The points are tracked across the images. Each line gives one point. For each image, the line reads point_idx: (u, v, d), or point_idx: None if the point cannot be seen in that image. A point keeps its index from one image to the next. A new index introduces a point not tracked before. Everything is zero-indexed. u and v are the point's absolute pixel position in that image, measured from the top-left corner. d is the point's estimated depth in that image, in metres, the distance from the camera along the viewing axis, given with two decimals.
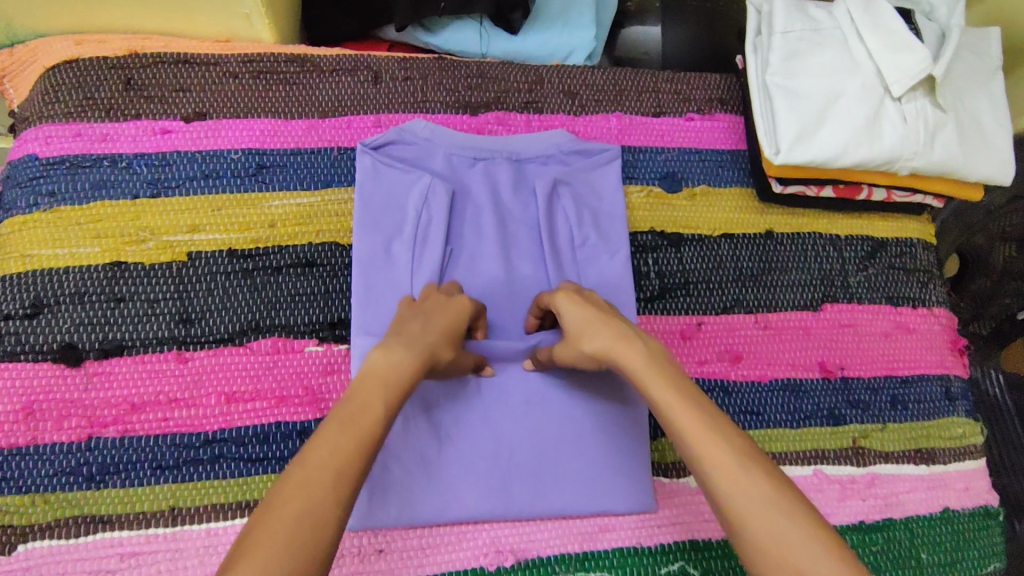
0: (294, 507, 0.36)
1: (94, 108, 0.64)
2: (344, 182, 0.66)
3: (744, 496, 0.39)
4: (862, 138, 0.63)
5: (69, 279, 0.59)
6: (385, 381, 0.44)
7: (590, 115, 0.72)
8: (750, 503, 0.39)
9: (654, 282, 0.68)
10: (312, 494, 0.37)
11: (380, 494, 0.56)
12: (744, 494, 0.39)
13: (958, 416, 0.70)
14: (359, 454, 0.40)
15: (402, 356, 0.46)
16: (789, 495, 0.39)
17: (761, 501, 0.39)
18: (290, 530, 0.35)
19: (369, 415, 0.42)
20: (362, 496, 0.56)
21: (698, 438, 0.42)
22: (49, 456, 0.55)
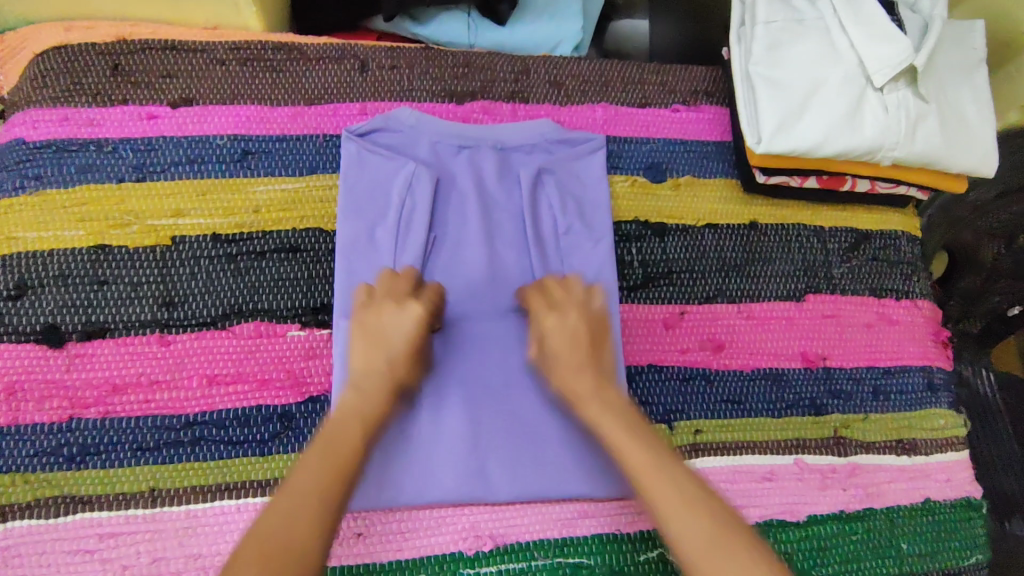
0: (276, 529, 0.41)
1: (81, 93, 0.65)
2: (329, 169, 0.66)
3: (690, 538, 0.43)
4: (843, 128, 0.63)
5: (53, 262, 0.59)
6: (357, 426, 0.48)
7: (576, 105, 0.73)
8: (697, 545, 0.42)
9: (637, 271, 0.68)
10: (296, 519, 0.42)
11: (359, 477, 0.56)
12: (689, 535, 0.43)
13: (941, 408, 0.70)
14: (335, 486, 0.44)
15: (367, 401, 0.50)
16: (732, 534, 0.42)
17: (706, 542, 0.42)
18: (277, 547, 0.41)
19: (345, 447, 0.47)
20: None
21: (652, 484, 0.45)
22: (31, 436, 0.55)
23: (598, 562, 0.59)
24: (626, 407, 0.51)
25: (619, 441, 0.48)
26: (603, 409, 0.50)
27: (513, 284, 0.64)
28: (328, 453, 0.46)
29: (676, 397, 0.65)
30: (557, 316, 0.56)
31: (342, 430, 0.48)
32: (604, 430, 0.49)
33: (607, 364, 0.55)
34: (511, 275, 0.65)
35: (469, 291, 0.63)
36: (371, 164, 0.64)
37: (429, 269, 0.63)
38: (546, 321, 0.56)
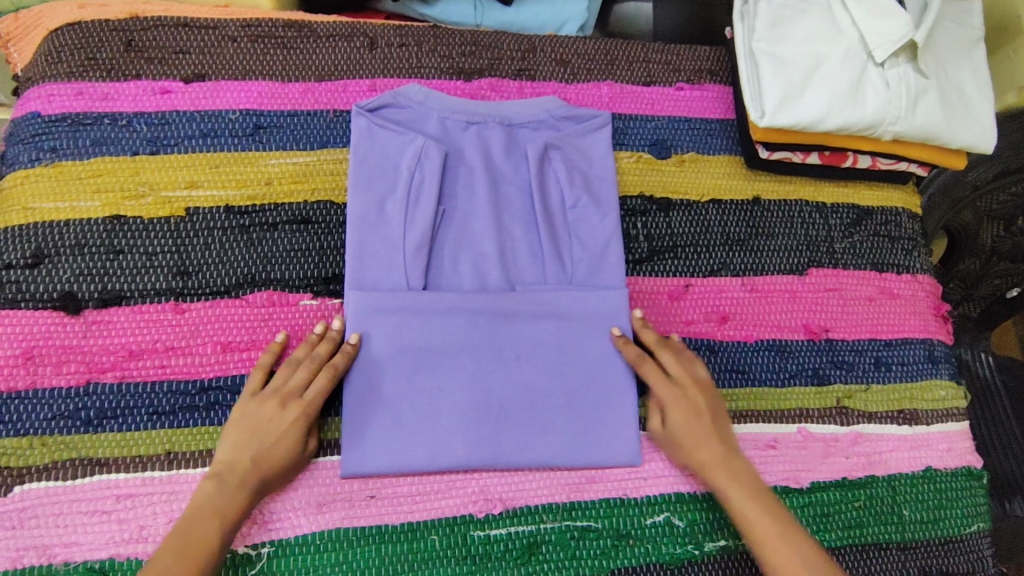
0: None
1: (96, 68, 0.66)
2: (340, 143, 0.67)
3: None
4: (845, 102, 0.65)
5: (69, 231, 0.60)
6: (217, 516, 0.51)
7: (582, 83, 0.74)
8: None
9: (643, 245, 0.69)
10: None
11: (369, 442, 0.57)
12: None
13: (942, 379, 0.71)
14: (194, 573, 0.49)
15: (234, 493, 0.53)
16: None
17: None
18: None
19: (206, 542, 0.51)
20: (349, 444, 0.57)
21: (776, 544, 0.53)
22: (48, 400, 0.56)
23: (605, 526, 0.59)
24: (741, 461, 0.58)
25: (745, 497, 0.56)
26: (727, 462, 0.58)
27: (520, 256, 0.66)
28: (190, 538, 0.50)
29: None
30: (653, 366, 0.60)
31: (204, 515, 0.51)
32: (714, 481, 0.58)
33: (722, 421, 0.60)
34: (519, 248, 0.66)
35: (477, 263, 0.64)
36: (382, 138, 0.65)
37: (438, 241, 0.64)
38: (652, 372, 0.60)
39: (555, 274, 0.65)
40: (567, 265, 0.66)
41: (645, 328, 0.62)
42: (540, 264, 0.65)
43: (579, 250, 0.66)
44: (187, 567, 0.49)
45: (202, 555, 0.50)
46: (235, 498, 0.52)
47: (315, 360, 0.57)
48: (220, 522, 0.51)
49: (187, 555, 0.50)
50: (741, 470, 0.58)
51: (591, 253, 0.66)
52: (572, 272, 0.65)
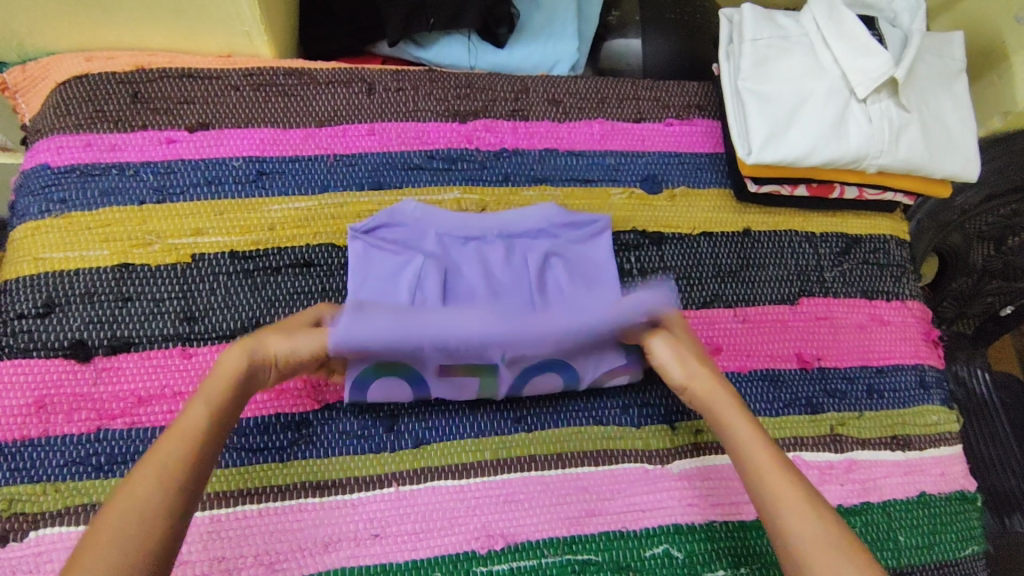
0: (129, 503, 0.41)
1: (103, 120, 0.68)
2: (340, 186, 0.69)
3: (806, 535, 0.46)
4: (829, 138, 0.67)
5: (80, 280, 0.62)
6: (211, 401, 0.47)
7: (573, 121, 0.76)
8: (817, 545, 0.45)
9: (637, 278, 0.71)
10: (151, 476, 0.43)
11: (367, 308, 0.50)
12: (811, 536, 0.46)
13: (935, 404, 0.72)
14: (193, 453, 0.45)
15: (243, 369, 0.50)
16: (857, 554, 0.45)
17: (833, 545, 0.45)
18: (140, 509, 0.41)
19: (194, 425, 0.46)
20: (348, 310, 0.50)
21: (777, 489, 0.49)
22: (61, 447, 0.58)
23: (605, 559, 0.60)
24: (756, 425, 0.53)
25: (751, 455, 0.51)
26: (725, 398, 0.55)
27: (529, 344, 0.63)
28: (181, 424, 0.46)
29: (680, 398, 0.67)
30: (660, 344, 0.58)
31: (168, 442, 0.45)
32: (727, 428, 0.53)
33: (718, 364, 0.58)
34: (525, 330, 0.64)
35: (483, 353, 0.63)
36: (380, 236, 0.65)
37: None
38: (660, 348, 0.58)
39: (564, 358, 0.64)
40: (576, 349, 0.64)
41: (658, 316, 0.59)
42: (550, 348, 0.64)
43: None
44: (192, 443, 0.45)
45: (200, 434, 0.46)
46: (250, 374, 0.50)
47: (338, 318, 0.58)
48: (209, 409, 0.47)
49: (154, 474, 0.43)
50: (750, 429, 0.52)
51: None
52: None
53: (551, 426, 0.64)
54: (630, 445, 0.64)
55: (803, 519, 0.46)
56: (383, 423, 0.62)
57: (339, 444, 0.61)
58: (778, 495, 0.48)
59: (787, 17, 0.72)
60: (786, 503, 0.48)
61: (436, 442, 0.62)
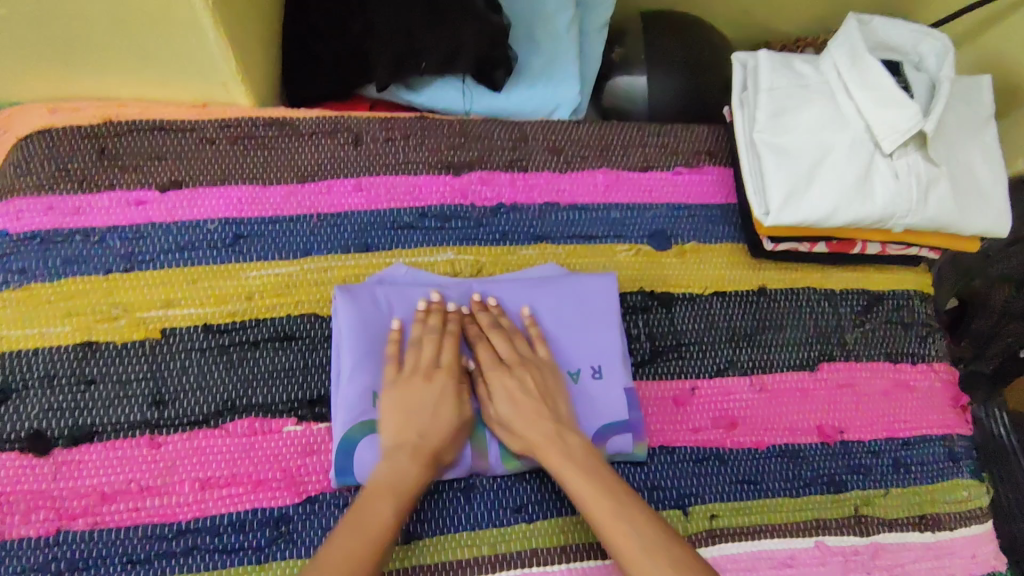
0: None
1: (67, 179, 0.62)
2: (324, 250, 0.64)
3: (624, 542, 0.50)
4: (854, 197, 0.62)
5: (38, 361, 0.57)
6: (395, 492, 0.52)
7: (576, 171, 0.71)
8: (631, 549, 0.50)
9: (645, 345, 0.65)
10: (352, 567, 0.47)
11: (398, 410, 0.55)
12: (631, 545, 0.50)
13: (964, 477, 0.68)
14: (378, 543, 0.49)
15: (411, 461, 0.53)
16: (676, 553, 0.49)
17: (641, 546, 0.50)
18: None
19: (377, 518, 0.50)
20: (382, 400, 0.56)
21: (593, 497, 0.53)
22: (16, 553, 0.52)
23: None
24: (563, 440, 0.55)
25: (565, 473, 0.54)
26: (515, 416, 0.56)
27: None
28: (365, 518, 0.50)
29: (692, 481, 0.62)
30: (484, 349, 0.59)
31: (353, 540, 0.49)
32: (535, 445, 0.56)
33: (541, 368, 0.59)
34: None
35: (480, 426, 0.58)
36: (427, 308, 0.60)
37: None
38: (486, 360, 0.59)
39: None
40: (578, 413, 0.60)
41: (481, 309, 0.61)
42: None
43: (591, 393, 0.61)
44: (370, 541, 0.49)
45: (378, 534, 0.50)
46: (413, 464, 0.53)
47: (431, 331, 0.59)
48: (393, 506, 0.51)
49: (361, 540, 0.49)
50: (569, 444, 0.55)
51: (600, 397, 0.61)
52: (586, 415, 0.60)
53: (554, 514, 0.59)
54: None
55: (627, 532, 0.51)
56: None
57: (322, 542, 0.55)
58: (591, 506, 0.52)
59: (805, 62, 0.67)
60: (601, 517, 0.52)
61: (429, 535, 0.57)
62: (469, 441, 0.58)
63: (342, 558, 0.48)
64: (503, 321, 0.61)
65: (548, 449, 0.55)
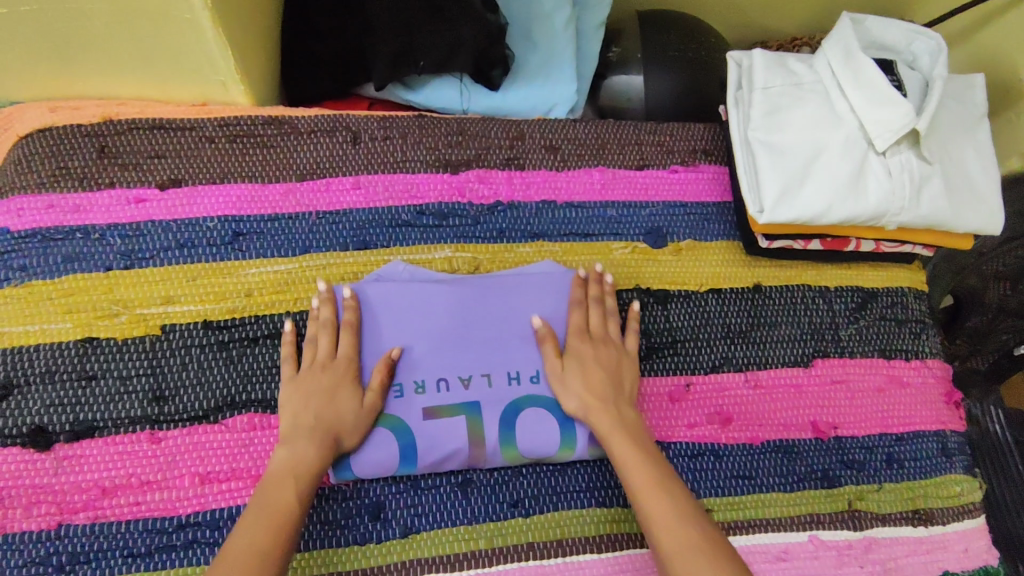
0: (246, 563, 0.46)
1: (68, 177, 0.63)
2: (323, 247, 0.65)
3: (657, 508, 0.51)
4: (847, 194, 0.62)
5: (40, 358, 0.58)
6: (293, 475, 0.52)
7: (573, 170, 0.71)
8: (662, 516, 0.51)
9: (641, 341, 0.66)
10: (257, 544, 0.47)
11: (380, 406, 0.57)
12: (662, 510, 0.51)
13: (957, 473, 0.68)
14: (285, 521, 0.49)
15: (309, 446, 0.53)
16: (703, 528, 0.50)
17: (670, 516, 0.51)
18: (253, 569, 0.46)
19: (280, 500, 0.50)
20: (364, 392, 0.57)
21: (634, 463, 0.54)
22: (18, 546, 0.53)
23: None
24: (619, 411, 0.58)
25: (614, 440, 0.56)
26: (583, 380, 0.59)
27: (515, 397, 0.59)
28: (268, 505, 0.50)
29: (687, 476, 0.62)
30: (579, 315, 0.62)
31: (257, 525, 0.49)
32: (591, 410, 0.58)
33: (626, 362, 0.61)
34: (520, 395, 0.60)
35: (478, 423, 0.58)
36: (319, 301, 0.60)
37: (436, 401, 0.58)
38: (573, 322, 0.62)
39: (564, 424, 0.59)
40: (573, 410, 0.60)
41: (590, 282, 0.64)
42: (548, 410, 0.60)
43: None
44: (273, 523, 0.49)
45: (284, 519, 0.49)
46: (310, 449, 0.53)
47: (321, 324, 0.59)
48: (297, 488, 0.51)
49: (265, 524, 0.49)
50: (625, 418, 0.58)
51: None
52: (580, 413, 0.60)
53: (550, 509, 0.59)
54: (635, 529, 0.60)
55: (662, 499, 0.52)
56: (368, 510, 0.57)
57: (321, 536, 0.56)
58: (632, 471, 0.54)
59: (800, 61, 0.68)
60: (640, 483, 0.53)
61: (426, 529, 0.57)
62: (467, 438, 0.58)
63: (248, 542, 0.47)
64: (502, 318, 0.61)
65: (602, 414, 0.57)
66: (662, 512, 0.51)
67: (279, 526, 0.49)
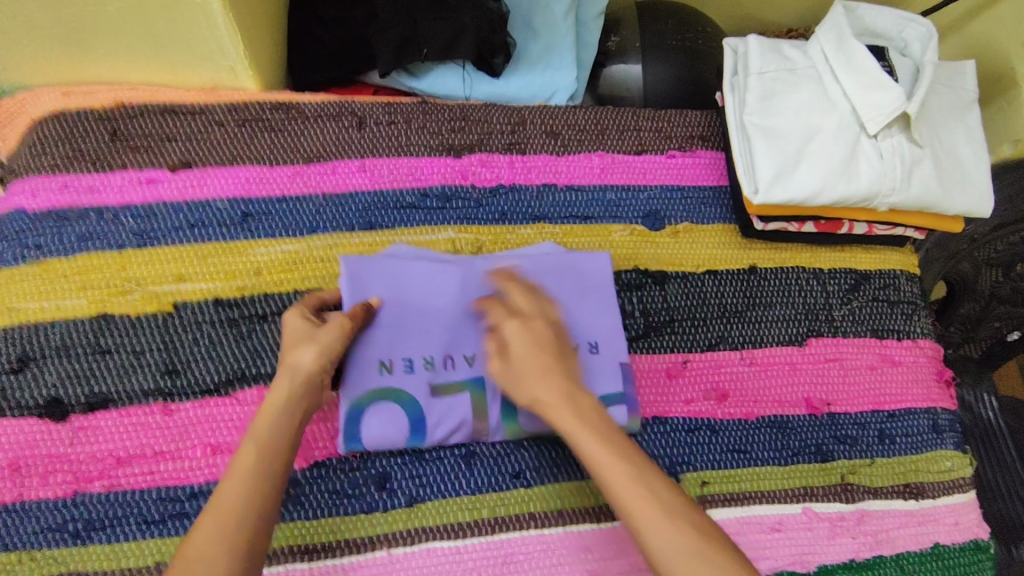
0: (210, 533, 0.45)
1: (82, 159, 0.65)
2: (329, 228, 0.66)
3: (663, 539, 0.47)
4: (839, 176, 0.64)
5: (56, 332, 0.60)
6: (263, 430, 0.50)
7: (573, 154, 0.73)
8: (671, 546, 0.47)
9: (640, 320, 0.68)
10: (223, 508, 0.46)
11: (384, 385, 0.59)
12: (668, 540, 0.47)
13: (947, 448, 0.70)
14: (255, 480, 0.48)
15: (280, 399, 0.51)
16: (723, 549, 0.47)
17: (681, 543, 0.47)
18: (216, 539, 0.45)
19: (248, 456, 0.49)
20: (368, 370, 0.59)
21: (626, 484, 0.49)
22: (35, 513, 0.55)
23: None
24: (599, 423, 0.53)
25: (600, 462, 0.51)
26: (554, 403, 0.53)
27: None
28: (236, 465, 0.49)
29: (684, 450, 0.64)
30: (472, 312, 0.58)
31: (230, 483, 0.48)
32: (570, 432, 0.53)
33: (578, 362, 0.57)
34: None
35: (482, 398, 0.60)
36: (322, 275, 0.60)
37: (441, 377, 0.60)
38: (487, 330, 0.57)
39: None
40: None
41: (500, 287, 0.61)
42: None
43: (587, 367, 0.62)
44: (242, 480, 0.48)
45: (251, 476, 0.48)
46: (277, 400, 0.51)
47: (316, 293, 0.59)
48: (265, 441, 0.50)
49: (238, 482, 0.47)
50: (599, 428, 0.53)
51: (596, 370, 0.62)
52: None
53: (552, 481, 0.61)
54: None
55: (666, 526, 0.47)
56: (374, 481, 0.59)
57: (329, 504, 0.58)
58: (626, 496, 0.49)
59: (794, 47, 0.70)
60: (639, 509, 0.48)
61: (431, 499, 0.59)
62: (472, 411, 0.60)
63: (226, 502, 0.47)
64: None
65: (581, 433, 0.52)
66: (670, 540, 0.47)
67: (251, 485, 0.47)
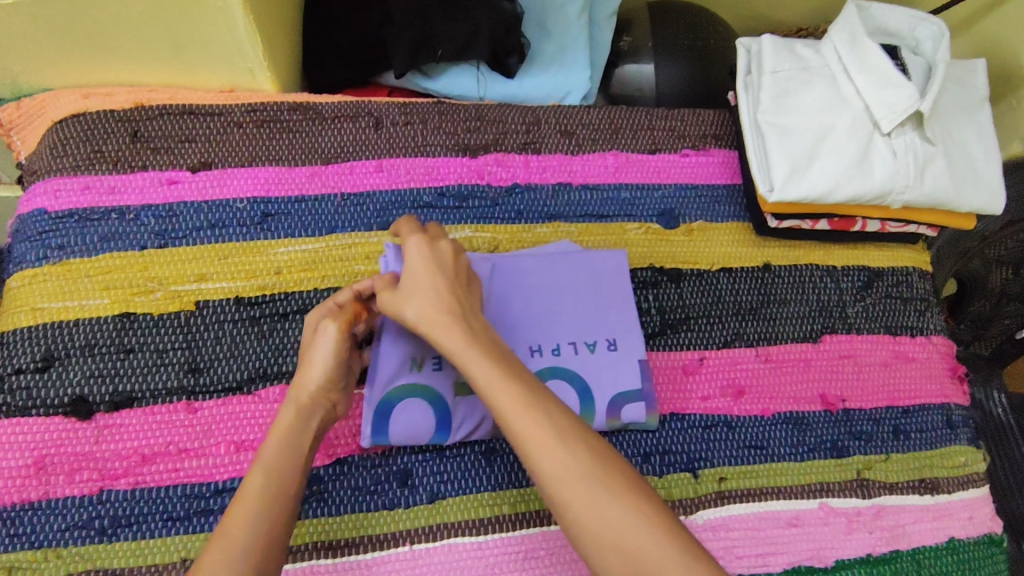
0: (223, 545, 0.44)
1: (103, 161, 0.65)
2: (347, 228, 0.67)
3: (594, 516, 0.43)
4: (852, 174, 0.65)
5: (80, 331, 0.60)
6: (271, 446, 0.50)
7: (587, 154, 0.74)
8: (601, 523, 0.42)
9: (656, 318, 0.68)
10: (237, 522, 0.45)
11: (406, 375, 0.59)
12: (596, 513, 0.43)
13: (961, 444, 0.71)
14: (265, 495, 0.47)
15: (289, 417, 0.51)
16: (658, 519, 0.43)
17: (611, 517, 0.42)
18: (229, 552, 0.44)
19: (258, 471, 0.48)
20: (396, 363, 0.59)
21: (550, 450, 0.44)
22: (61, 511, 0.55)
23: None
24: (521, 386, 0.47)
25: (522, 424, 0.45)
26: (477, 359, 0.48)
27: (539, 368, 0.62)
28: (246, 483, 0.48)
29: (701, 446, 0.65)
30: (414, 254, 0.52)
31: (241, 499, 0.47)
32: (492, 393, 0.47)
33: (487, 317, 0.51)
34: (543, 366, 0.62)
35: None
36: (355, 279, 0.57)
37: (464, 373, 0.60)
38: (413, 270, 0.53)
39: (583, 394, 0.62)
40: (592, 381, 0.62)
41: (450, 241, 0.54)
42: (569, 381, 0.62)
43: (606, 364, 0.63)
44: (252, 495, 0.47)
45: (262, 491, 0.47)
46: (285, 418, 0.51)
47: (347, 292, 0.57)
48: (274, 455, 0.49)
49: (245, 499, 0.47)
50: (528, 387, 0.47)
51: (615, 368, 0.63)
52: (598, 385, 0.62)
53: None
54: None
55: (593, 498, 0.43)
56: (396, 477, 0.60)
57: (352, 501, 0.58)
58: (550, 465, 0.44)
59: (807, 47, 0.70)
60: (565, 481, 0.43)
61: (451, 495, 0.60)
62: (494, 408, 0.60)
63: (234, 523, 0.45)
64: (527, 293, 0.64)
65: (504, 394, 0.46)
66: (598, 513, 0.42)
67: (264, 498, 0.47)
